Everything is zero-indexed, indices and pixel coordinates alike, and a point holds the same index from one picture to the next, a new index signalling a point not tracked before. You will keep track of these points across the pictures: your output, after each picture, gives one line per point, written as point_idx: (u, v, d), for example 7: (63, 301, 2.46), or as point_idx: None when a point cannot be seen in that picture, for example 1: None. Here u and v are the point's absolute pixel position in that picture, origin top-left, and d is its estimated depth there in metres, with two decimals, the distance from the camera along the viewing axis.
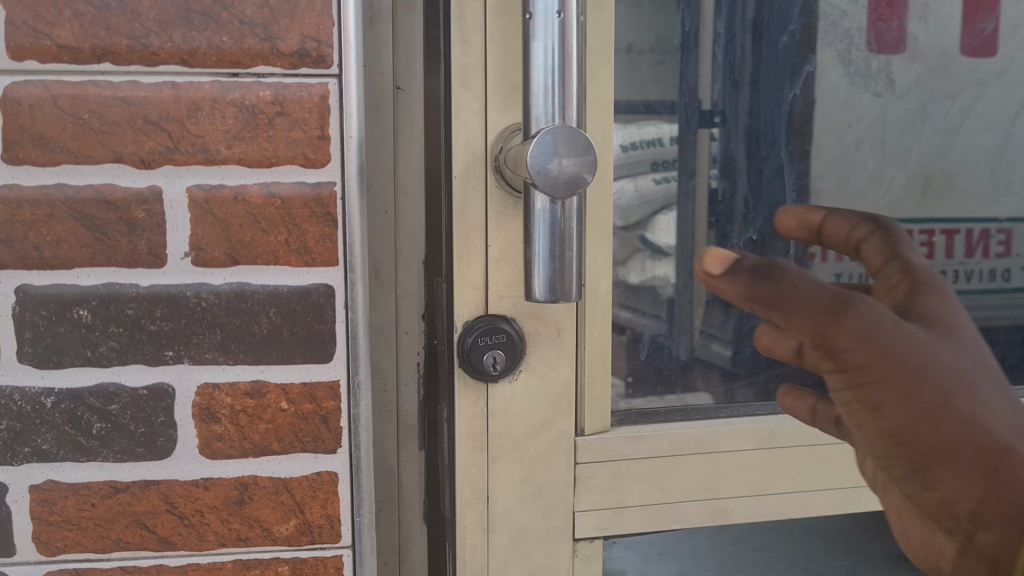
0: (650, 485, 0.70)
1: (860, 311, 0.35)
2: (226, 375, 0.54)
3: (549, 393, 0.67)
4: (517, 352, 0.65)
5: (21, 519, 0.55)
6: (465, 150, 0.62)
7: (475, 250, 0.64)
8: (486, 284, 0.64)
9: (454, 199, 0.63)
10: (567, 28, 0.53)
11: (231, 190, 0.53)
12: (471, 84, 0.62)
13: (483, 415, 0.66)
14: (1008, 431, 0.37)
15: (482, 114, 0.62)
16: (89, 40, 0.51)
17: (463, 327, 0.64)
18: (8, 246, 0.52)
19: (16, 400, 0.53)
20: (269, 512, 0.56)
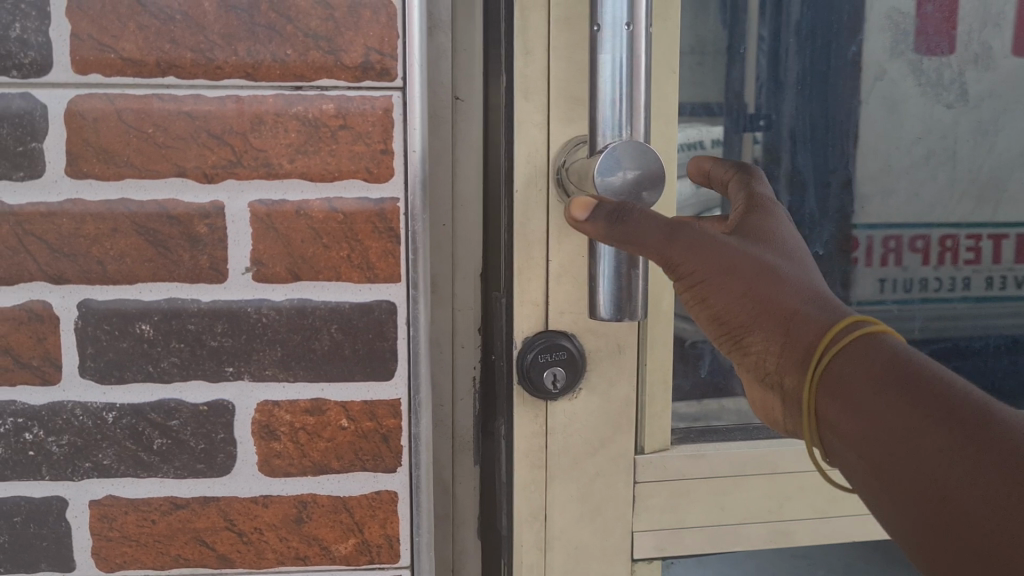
0: (711, 506, 0.68)
1: (685, 234, 0.47)
2: (285, 393, 0.54)
3: (609, 411, 0.65)
4: (577, 368, 0.63)
5: (81, 535, 0.54)
6: (527, 163, 0.61)
7: (537, 265, 0.62)
8: (548, 300, 0.63)
9: (515, 213, 0.62)
10: (636, 41, 0.51)
11: (293, 205, 0.52)
12: (533, 96, 0.61)
13: (542, 433, 0.64)
14: (800, 302, 0.48)
15: (544, 126, 0.61)
16: (154, 54, 0.50)
17: (522, 344, 0.63)
18: (71, 261, 0.52)
19: (78, 415, 0.53)
20: (328, 531, 0.55)
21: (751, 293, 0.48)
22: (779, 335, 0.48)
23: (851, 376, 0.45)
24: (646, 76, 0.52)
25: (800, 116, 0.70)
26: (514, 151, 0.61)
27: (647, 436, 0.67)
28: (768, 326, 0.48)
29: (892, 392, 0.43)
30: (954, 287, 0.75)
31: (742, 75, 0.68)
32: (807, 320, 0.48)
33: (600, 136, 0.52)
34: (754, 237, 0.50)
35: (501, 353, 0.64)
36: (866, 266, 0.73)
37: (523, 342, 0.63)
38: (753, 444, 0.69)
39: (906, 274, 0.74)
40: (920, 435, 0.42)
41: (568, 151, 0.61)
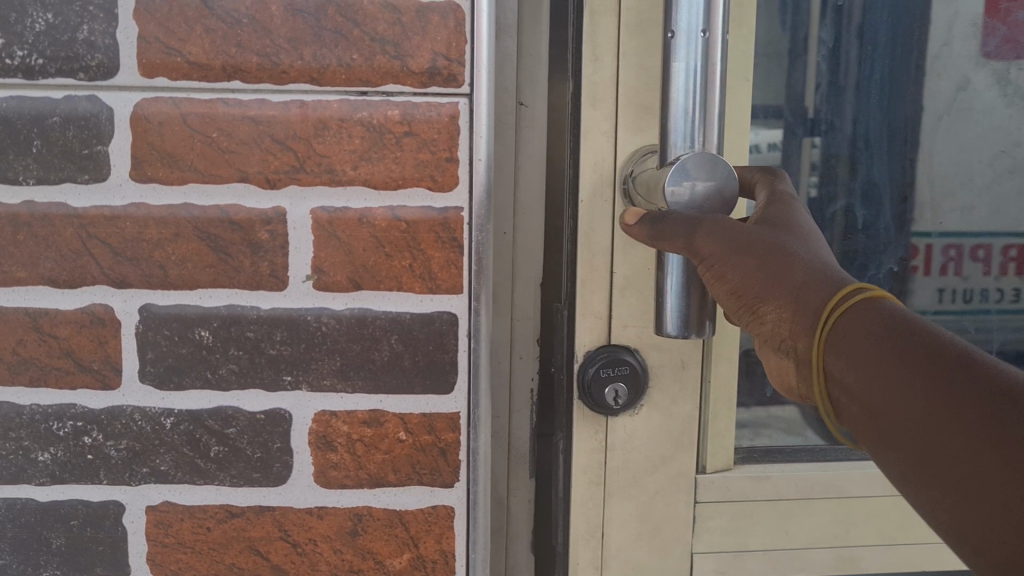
0: (773, 529, 0.66)
1: (708, 221, 0.47)
2: (344, 404, 0.53)
3: (670, 428, 0.64)
4: (640, 384, 0.62)
5: (136, 540, 0.54)
6: (593, 172, 0.60)
7: (600, 276, 0.61)
8: (612, 312, 0.62)
9: (580, 223, 0.61)
10: (712, 48, 0.48)
11: (356, 212, 0.51)
12: (601, 104, 0.60)
13: (602, 448, 0.63)
14: (814, 271, 0.45)
15: (612, 134, 0.60)
16: (220, 57, 0.50)
17: (584, 358, 0.62)
18: (134, 265, 0.51)
19: (136, 420, 0.53)
20: (383, 545, 0.54)
21: (764, 267, 0.46)
22: (790, 305, 0.45)
23: (852, 335, 0.41)
24: (721, 85, 0.49)
25: (873, 125, 0.65)
26: (580, 160, 0.60)
27: (709, 455, 0.65)
28: (777, 297, 0.45)
29: (890, 347, 0.39)
30: (1017, 299, 0.69)
31: (802, 79, 0.64)
32: (819, 288, 0.44)
33: (671, 148, 0.49)
34: (777, 226, 0.48)
35: (561, 365, 0.63)
36: (924, 274, 0.68)
37: (584, 355, 0.62)
38: (820, 465, 0.66)
39: (970, 286, 0.68)
40: (913, 388, 0.38)
41: (636, 160, 0.60)
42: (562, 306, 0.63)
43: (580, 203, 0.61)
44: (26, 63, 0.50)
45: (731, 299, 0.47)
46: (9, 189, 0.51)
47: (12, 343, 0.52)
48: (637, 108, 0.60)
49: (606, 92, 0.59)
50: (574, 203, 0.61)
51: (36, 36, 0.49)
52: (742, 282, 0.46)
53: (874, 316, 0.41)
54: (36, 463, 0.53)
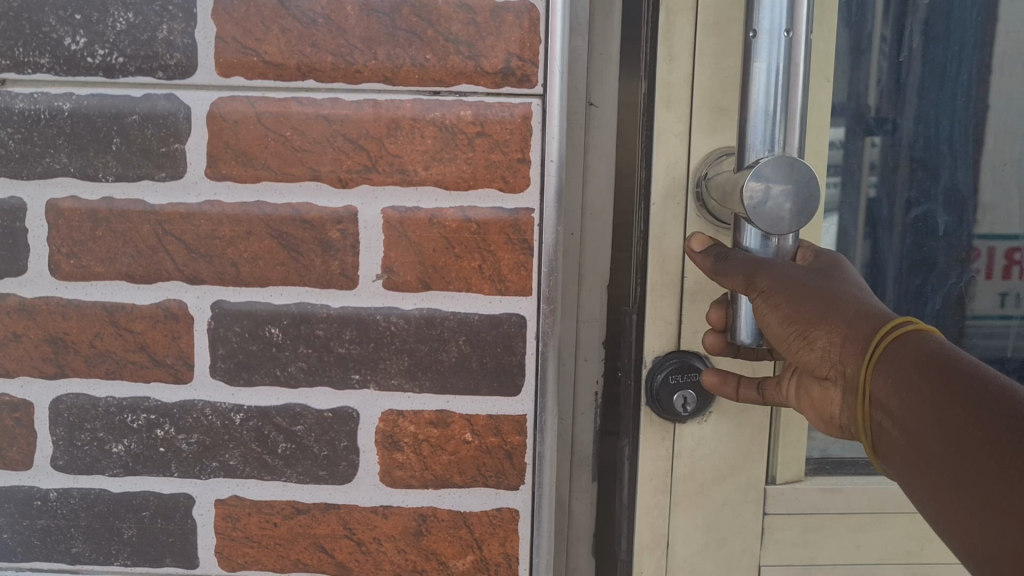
0: (844, 543, 0.64)
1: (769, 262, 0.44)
2: (410, 403, 0.53)
3: (740, 437, 0.62)
4: (709, 391, 0.60)
5: (205, 533, 0.55)
6: (666, 175, 0.59)
7: (671, 281, 0.60)
8: (681, 318, 0.60)
9: (651, 225, 0.59)
10: (795, 48, 0.46)
11: (426, 212, 0.51)
12: (675, 105, 0.58)
13: (669, 455, 0.62)
14: (872, 305, 0.40)
15: (686, 136, 0.58)
16: (295, 57, 0.50)
17: (653, 363, 0.61)
18: (207, 261, 0.52)
19: (207, 415, 0.53)
20: (447, 546, 0.54)
21: (817, 296, 0.41)
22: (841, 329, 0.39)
23: (901, 358, 0.36)
24: (804, 86, 0.47)
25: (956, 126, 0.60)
26: (653, 162, 0.59)
27: (779, 465, 0.64)
28: (829, 321, 0.40)
29: (938, 373, 0.34)
30: None
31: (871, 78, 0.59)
32: (874, 316, 0.39)
33: (750, 152, 0.48)
34: (827, 271, 0.44)
35: (628, 369, 0.62)
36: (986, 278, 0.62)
37: (652, 359, 0.61)
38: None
39: None
40: (950, 413, 0.33)
41: (712, 160, 0.58)
42: (631, 310, 0.62)
43: (652, 205, 0.59)
44: (107, 61, 0.50)
45: (779, 327, 0.42)
46: (88, 185, 0.52)
47: (89, 337, 0.53)
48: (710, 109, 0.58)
49: (684, 92, 0.58)
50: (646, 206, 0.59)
51: (117, 34, 0.50)
52: (793, 306, 0.41)
53: (928, 343, 0.36)
54: (110, 454, 0.54)
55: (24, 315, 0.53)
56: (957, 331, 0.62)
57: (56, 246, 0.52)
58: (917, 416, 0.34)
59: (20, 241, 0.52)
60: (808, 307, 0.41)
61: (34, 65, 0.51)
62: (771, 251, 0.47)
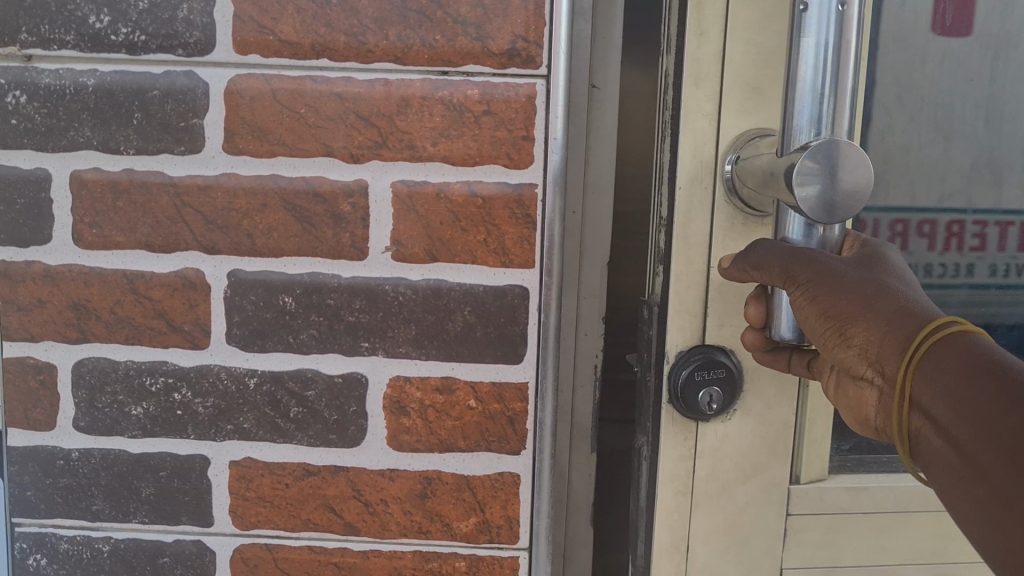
0: (869, 543, 0.64)
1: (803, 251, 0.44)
2: (417, 370, 0.55)
3: (765, 435, 0.61)
4: (734, 387, 0.60)
5: (219, 492, 0.57)
6: (692, 159, 0.58)
7: (696, 270, 0.59)
8: (705, 311, 0.60)
9: (677, 211, 0.58)
10: (848, 22, 0.43)
11: (434, 187, 0.53)
12: (704, 83, 0.57)
13: (690, 456, 0.61)
14: (912, 299, 0.39)
15: (714, 116, 0.57)
16: (310, 36, 0.52)
17: (675, 360, 0.60)
18: (223, 232, 0.54)
19: (222, 379, 0.56)
20: (450, 508, 0.57)
21: (854, 289, 0.40)
22: (879, 326, 0.38)
23: (941, 360, 0.35)
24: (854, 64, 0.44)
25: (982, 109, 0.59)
26: (679, 146, 0.58)
27: (804, 464, 0.63)
28: (865, 316, 0.39)
29: (982, 378, 0.34)
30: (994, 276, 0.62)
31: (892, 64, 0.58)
32: (914, 312, 0.38)
33: (795, 133, 0.44)
34: (866, 261, 0.43)
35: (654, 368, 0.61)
36: None
37: (677, 355, 0.60)
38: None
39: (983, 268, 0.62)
40: (995, 420, 0.33)
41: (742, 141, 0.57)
42: (654, 301, 0.61)
43: (679, 189, 0.58)
44: (130, 39, 0.52)
45: (814, 324, 0.41)
46: (110, 158, 0.54)
47: (109, 303, 0.55)
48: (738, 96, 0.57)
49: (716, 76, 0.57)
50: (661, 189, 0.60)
51: (139, 13, 0.52)
52: (829, 300, 0.40)
53: (969, 345, 0.35)
54: (129, 417, 0.56)
55: (49, 281, 0.55)
56: (980, 322, 0.63)
57: (80, 216, 0.54)
58: (962, 422, 0.34)
59: (45, 210, 0.54)
60: (842, 302, 0.40)
61: (59, 42, 0.53)
62: (816, 240, 0.46)
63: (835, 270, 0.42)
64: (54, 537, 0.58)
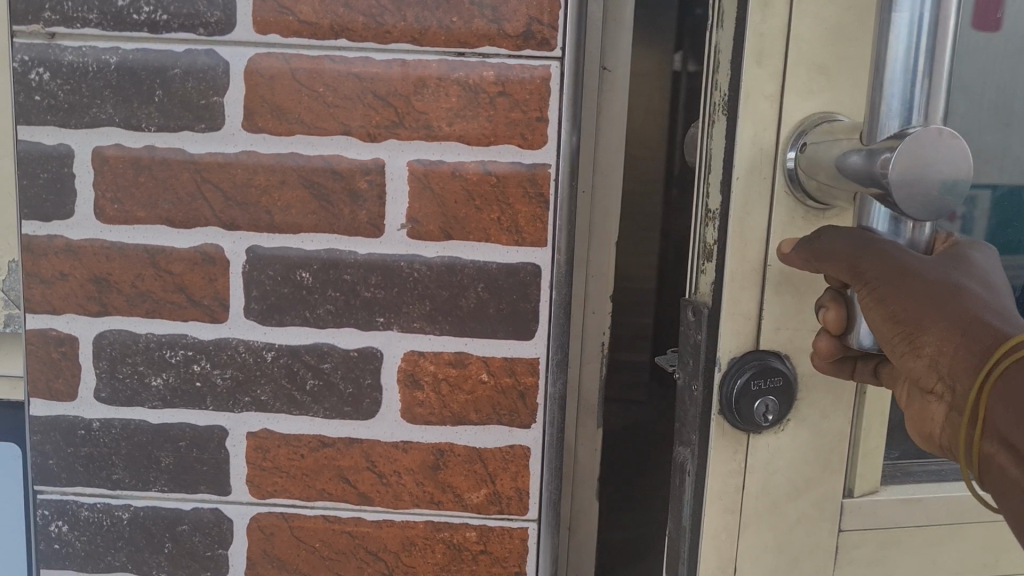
0: (922, 558, 0.61)
1: (876, 243, 0.42)
2: (431, 345, 0.57)
3: (818, 446, 0.58)
4: (790, 396, 0.56)
5: (237, 462, 0.59)
6: (751, 147, 0.53)
7: (752, 270, 0.54)
8: (761, 311, 0.55)
9: (734, 206, 0.54)
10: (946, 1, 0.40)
11: (449, 166, 0.54)
12: (766, 61, 0.52)
13: (740, 471, 0.57)
14: (989, 308, 0.38)
15: (777, 98, 0.53)
16: (329, 17, 0.53)
17: (727, 367, 0.55)
18: (242, 209, 0.55)
19: (241, 352, 0.57)
20: (462, 479, 0.58)
21: (928, 293, 0.39)
22: (953, 337, 0.37)
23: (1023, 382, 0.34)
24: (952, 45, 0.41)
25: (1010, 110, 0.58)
26: (737, 132, 0.53)
27: (858, 475, 0.59)
28: (939, 325, 0.38)
29: None
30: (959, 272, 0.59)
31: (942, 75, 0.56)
32: (991, 324, 0.37)
33: (884, 121, 0.42)
34: (945, 258, 0.41)
35: (706, 380, 0.56)
36: None
37: (728, 364, 0.55)
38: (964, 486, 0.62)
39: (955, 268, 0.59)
40: None
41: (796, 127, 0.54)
42: (702, 303, 0.57)
43: (737, 181, 0.53)
44: (152, 18, 0.53)
45: (884, 327, 0.40)
46: (132, 135, 0.55)
47: (130, 277, 0.57)
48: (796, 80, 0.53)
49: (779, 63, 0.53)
50: (706, 182, 0.56)
51: None
52: (900, 304, 0.39)
53: None
54: (149, 387, 0.58)
55: (70, 255, 0.56)
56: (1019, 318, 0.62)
57: (101, 192, 0.56)
58: None
59: (67, 185, 0.56)
60: (917, 306, 0.39)
61: (82, 20, 0.54)
62: (902, 238, 0.42)
63: (912, 267, 0.40)
64: (75, 504, 0.60)
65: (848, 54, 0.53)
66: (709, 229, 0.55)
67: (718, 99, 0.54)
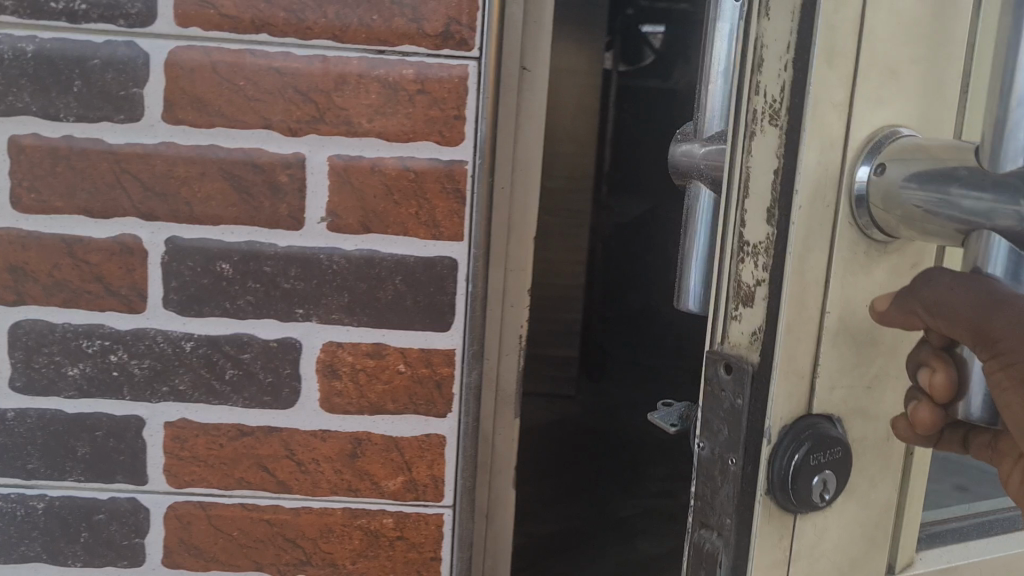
0: None
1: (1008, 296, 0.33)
2: (350, 335, 0.58)
3: (861, 519, 0.43)
4: (846, 469, 0.40)
5: (155, 452, 0.59)
6: (815, 170, 0.36)
7: (810, 324, 0.38)
8: (818, 370, 0.39)
9: (791, 244, 0.37)
10: None
11: (368, 161, 0.56)
12: (838, 65, 0.36)
13: (785, 561, 0.40)
14: None
15: (846, 112, 0.37)
16: (250, 12, 0.54)
17: (777, 440, 0.38)
18: (162, 199, 0.56)
19: (159, 342, 0.58)
20: (379, 467, 0.60)
21: None
22: None
23: None
24: None
25: None
26: (802, 150, 0.36)
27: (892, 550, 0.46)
28: None
29: None
30: None
31: None
32: None
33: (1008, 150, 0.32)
34: None
35: (749, 454, 0.38)
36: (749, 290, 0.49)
37: (778, 433, 0.38)
38: None
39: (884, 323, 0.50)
40: None
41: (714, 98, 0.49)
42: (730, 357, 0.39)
43: (797, 214, 0.36)
44: (70, 8, 0.54)
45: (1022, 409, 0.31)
46: (49, 125, 0.55)
47: (47, 266, 0.56)
48: (879, 66, 0.37)
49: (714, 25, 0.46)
50: (742, 200, 0.39)
51: None
52: None
53: None
54: (65, 377, 0.58)
55: None
56: None
57: (17, 181, 0.56)
58: None
59: None
60: None
61: None
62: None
63: None
64: None
65: (937, 31, 0.39)
66: (746, 267, 0.39)
67: (772, 87, 0.37)
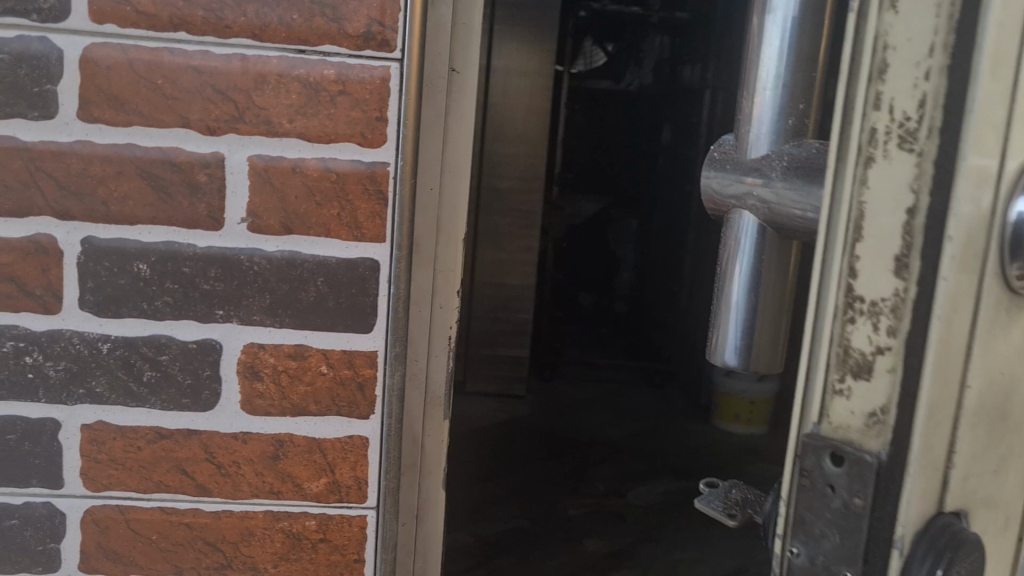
0: None
1: None
2: (271, 337, 0.57)
3: None
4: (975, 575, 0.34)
5: (71, 455, 0.58)
6: (970, 216, 0.30)
7: (948, 405, 0.31)
8: (952, 458, 0.32)
9: (935, 310, 0.30)
10: None
11: (290, 162, 0.55)
12: (999, 78, 0.29)
13: None
14: None
15: (1000, 139, 0.30)
16: (168, 9, 0.53)
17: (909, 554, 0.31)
18: (77, 198, 0.55)
19: (75, 343, 0.57)
20: (301, 469, 0.59)
21: None
22: None
23: None
24: None
25: None
26: (956, 193, 0.29)
27: None
28: None
29: None
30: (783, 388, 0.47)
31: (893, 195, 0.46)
32: None
33: None
34: None
35: (872, 563, 0.32)
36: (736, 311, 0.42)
37: (911, 540, 0.31)
38: None
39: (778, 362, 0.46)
40: None
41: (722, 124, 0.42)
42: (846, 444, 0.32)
43: (946, 277, 0.30)
44: None
45: None
46: None
47: None
48: None
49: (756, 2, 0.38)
50: (854, 247, 0.32)
51: None
52: None
53: None
54: None
55: None
56: None
57: None
58: None
59: None
60: None
61: None
62: None
63: None
64: None
65: None
66: (861, 329, 0.32)
67: (904, 104, 0.30)
